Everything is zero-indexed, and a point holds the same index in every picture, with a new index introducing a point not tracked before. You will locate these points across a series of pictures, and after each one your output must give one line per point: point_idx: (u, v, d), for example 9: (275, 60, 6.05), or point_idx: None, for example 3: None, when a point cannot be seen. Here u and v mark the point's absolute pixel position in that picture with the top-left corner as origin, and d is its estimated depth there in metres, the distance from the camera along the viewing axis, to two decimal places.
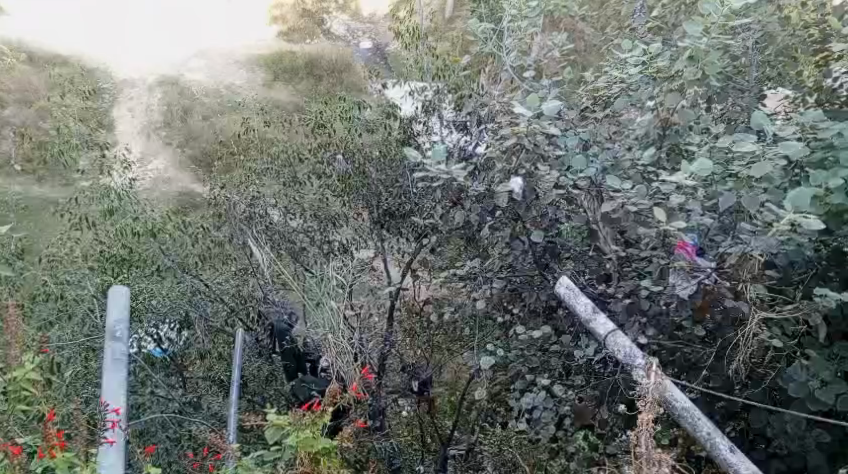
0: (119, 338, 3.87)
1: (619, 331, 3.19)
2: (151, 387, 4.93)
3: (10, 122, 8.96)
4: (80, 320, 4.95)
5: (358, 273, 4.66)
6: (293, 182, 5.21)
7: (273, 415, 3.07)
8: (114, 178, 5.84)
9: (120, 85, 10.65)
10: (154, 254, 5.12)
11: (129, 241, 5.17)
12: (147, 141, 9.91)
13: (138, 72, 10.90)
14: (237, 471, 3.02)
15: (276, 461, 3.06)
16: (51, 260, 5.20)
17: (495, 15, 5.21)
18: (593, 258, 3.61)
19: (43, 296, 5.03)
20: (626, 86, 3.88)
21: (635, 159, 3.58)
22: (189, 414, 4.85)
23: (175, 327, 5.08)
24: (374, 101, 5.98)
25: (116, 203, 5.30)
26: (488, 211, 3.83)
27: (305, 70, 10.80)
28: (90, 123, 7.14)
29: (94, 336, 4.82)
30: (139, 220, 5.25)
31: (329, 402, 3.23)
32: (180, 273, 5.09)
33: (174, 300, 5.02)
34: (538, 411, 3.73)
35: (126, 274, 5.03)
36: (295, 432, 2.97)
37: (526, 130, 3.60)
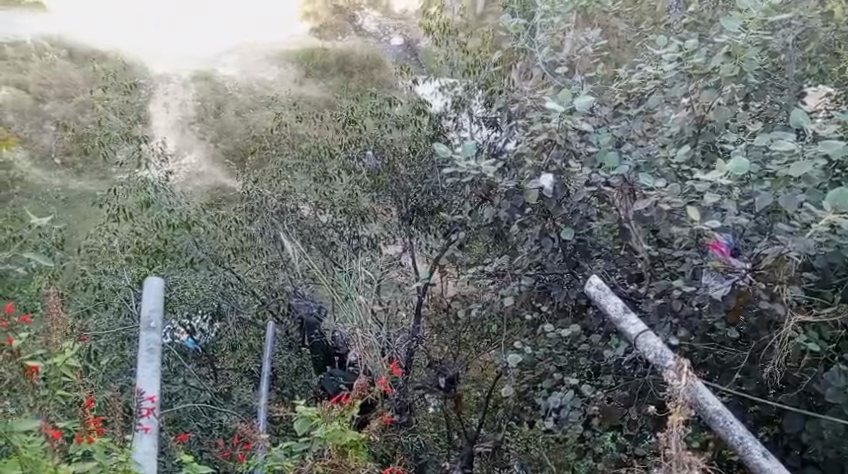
0: (153, 327, 3.65)
1: (650, 331, 3.09)
2: (183, 378, 4.90)
3: (51, 116, 9.67)
4: (115, 310, 4.90)
5: (386, 268, 4.75)
6: (324, 178, 5.20)
7: (302, 405, 2.99)
8: (150, 170, 5.96)
9: (155, 81, 10.78)
10: (187, 247, 5.15)
11: (164, 233, 5.18)
12: (181, 135, 9.92)
13: (170, 69, 11.08)
14: (265, 463, 2.95)
15: (305, 453, 3.00)
16: (90, 252, 5.34)
17: (528, 11, 5.21)
18: (624, 257, 3.59)
19: (81, 286, 5.11)
20: (660, 83, 3.84)
21: (669, 157, 3.52)
22: (220, 405, 4.80)
23: (208, 318, 5.13)
24: (405, 98, 5.99)
25: (152, 196, 5.30)
26: (517, 208, 3.72)
27: (336, 67, 10.82)
28: (128, 117, 7.30)
29: (130, 325, 4.83)
30: (173, 213, 5.27)
31: (358, 394, 3.22)
32: (213, 265, 5.16)
33: (207, 294, 5.05)
34: (566, 411, 3.63)
35: (161, 265, 5.06)
36: (324, 424, 2.91)
37: (558, 126, 3.57)
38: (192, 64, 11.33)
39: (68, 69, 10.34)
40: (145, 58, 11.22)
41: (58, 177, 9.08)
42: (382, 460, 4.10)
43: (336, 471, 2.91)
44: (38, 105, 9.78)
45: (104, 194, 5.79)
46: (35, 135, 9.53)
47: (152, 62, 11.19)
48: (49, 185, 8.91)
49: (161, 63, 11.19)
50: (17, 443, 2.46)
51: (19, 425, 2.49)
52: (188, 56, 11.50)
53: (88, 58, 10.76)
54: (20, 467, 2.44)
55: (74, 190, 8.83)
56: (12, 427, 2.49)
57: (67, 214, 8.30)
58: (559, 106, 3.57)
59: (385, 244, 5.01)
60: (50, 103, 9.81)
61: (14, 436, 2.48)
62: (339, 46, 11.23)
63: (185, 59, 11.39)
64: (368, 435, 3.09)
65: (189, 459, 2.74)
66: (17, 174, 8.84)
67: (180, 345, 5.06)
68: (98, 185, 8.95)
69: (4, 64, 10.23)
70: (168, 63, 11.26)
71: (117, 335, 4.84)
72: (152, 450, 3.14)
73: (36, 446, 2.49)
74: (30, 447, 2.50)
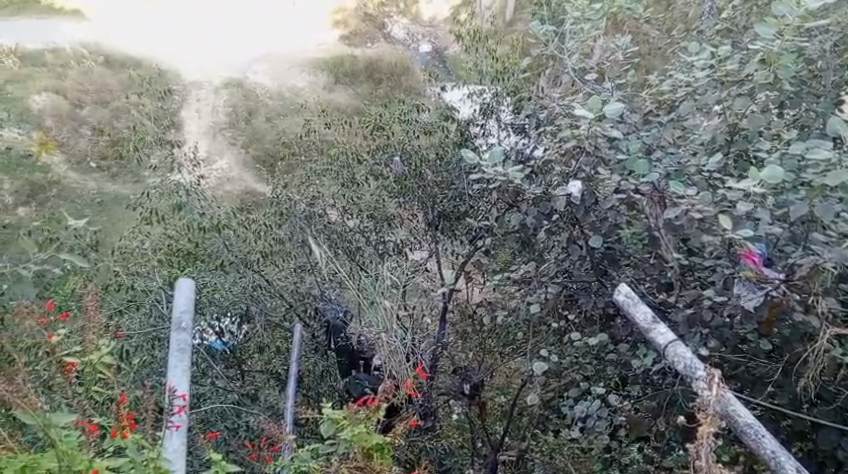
0: (185, 326, 3.60)
1: (680, 340, 3.05)
2: (210, 379, 4.90)
3: (87, 121, 9.79)
4: (147, 312, 4.93)
5: (412, 273, 4.72)
6: (351, 183, 5.29)
7: (329, 407, 3.00)
8: (183, 176, 6.03)
9: (188, 87, 10.90)
10: (218, 250, 5.18)
11: (195, 236, 5.28)
12: (212, 141, 10.00)
13: (203, 75, 11.21)
14: (290, 463, 2.92)
15: (330, 455, 2.99)
16: (123, 254, 5.45)
17: (558, 18, 5.21)
18: (653, 266, 3.53)
19: (115, 287, 5.11)
20: (692, 90, 3.79)
21: (700, 165, 3.48)
22: (247, 407, 4.81)
23: (236, 320, 5.17)
24: (434, 104, 6.00)
25: (184, 199, 5.46)
26: (544, 215, 3.71)
27: (365, 74, 10.82)
28: (163, 123, 7.37)
29: (160, 325, 4.81)
30: (205, 217, 5.39)
31: (384, 396, 3.20)
32: (242, 267, 5.14)
33: (237, 295, 5.07)
34: (592, 420, 3.64)
35: (191, 267, 5.12)
36: (350, 427, 2.90)
37: (587, 133, 3.55)
38: (224, 69, 11.45)
39: (104, 75, 10.48)
40: (178, 64, 11.40)
41: (93, 180, 9.10)
42: (407, 464, 4.07)
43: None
44: (76, 110, 9.93)
45: (137, 199, 5.93)
46: (71, 139, 9.62)
47: (186, 67, 11.37)
48: (84, 188, 8.97)
49: (195, 68, 11.36)
50: (55, 436, 2.42)
51: (56, 419, 2.46)
52: (221, 61, 11.62)
53: (124, 65, 11.01)
54: (58, 460, 2.39)
55: (109, 191, 8.85)
56: (49, 420, 2.46)
57: (102, 217, 8.35)
58: (588, 114, 3.49)
59: (411, 249, 4.97)
60: (86, 108, 9.94)
61: (52, 429, 2.44)
62: (368, 53, 11.24)
63: (217, 64, 11.52)
64: (394, 439, 3.04)
65: (219, 456, 2.71)
66: (54, 177, 8.93)
67: (209, 346, 5.11)
68: (132, 189, 8.94)
69: (46, 71, 10.57)
70: (201, 69, 11.38)
71: (148, 335, 4.83)
72: (180, 449, 3.08)
73: (73, 440, 2.45)
74: (66, 441, 2.46)
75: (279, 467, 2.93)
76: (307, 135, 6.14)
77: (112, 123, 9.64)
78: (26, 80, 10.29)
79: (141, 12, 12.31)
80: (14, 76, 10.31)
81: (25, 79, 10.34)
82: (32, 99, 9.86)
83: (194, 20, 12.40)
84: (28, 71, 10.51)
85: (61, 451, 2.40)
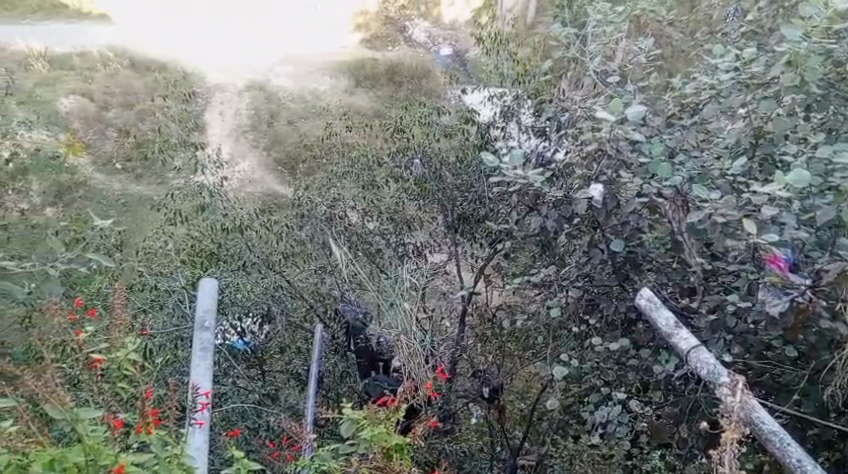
0: (207, 326, 3.65)
1: (703, 346, 3.00)
2: (232, 378, 4.92)
3: (113, 124, 9.85)
4: (170, 311, 4.90)
5: (432, 276, 4.68)
6: (372, 185, 5.31)
7: (349, 408, 2.97)
8: (206, 178, 6.06)
9: (211, 90, 10.95)
10: (240, 251, 5.16)
11: (218, 237, 5.28)
12: (235, 143, 9.99)
13: (228, 78, 11.28)
14: (310, 463, 2.90)
15: (351, 455, 2.97)
16: (147, 254, 5.47)
17: (580, 21, 5.19)
18: (676, 270, 3.53)
19: (139, 286, 5.13)
20: (715, 92, 3.75)
21: (724, 169, 3.45)
22: (268, 406, 4.81)
23: (257, 321, 5.08)
24: (455, 108, 5.99)
25: (208, 200, 5.48)
26: (564, 219, 3.64)
27: (386, 77, 10.81)
28: (186, 124, 7.40)
29: (184, 325, 4.78)
30: (228, 218, 5.40)
31: (404, 397, 3.19)
32: (264, 269, 5.12)
33: (258, 297, 5.00)
34: (613, 426, 3.69)
35: (214, 267, 5.08)
36: (370, 427, 2.87)
37: (608, 135, 3.51)
38: (247, 72, 11.49)
39: (130, 78, 10.56)
40: (202, 67, 11.47)
41: (118, 181, 9.13)
42: (425, 466, 4.05)
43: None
44: (102, 112, 9.99)
45: (163, 201, 5.96)
46: (97, 140, 9.67)
47: (210, 69, 11.43)
48: (110, 189, 9.00)
49: (218, 71, 11.43)
50: (82, 431, 2.42)
51: (83, 413, 2.45)
52: (245, 64, 11.67)
53: (149, 69, 11.01)
54: (84, 454, 2.38)
55: (133, 193, 8.88)
56: (76, 414, 2.45)
57: (128, 218, 8.37)
58: (610, 116, 3.45)
59: (431, 252, 4.97)
60: (112, 110, 10.01)
61: (79, 423, 2.43)
62: (389, 57, 11.24)
63: (241, 67, 11.57)
64: (414, 440, 3.01)
65: (242, 453, 2.69)
66: (80, 178, 8.98)
67: (230, 346, 5.05)
68: (156, 190, 8.95)
69: (74, 74, 10.66)
70: (224, 72, 11.44)
71: (170, 335, 4.78)
72: (202, 445, 3.13)
73: (99, 435, 2.45)
74: (93, 436, 2.45)
75: (299, 467, 2.90)
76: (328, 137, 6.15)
77: (138, 125, 9.68)
78: (54, 82, 10.38)
79: (166, 16, 12.39)
80: (42, 79, 10.40)
81: (53, 82, 10.42)
82: (59, 102, 9.94)
83: (218, 23, 12.47)
84: (56, 74, 10.60)
85: (87, 445, 2.39)
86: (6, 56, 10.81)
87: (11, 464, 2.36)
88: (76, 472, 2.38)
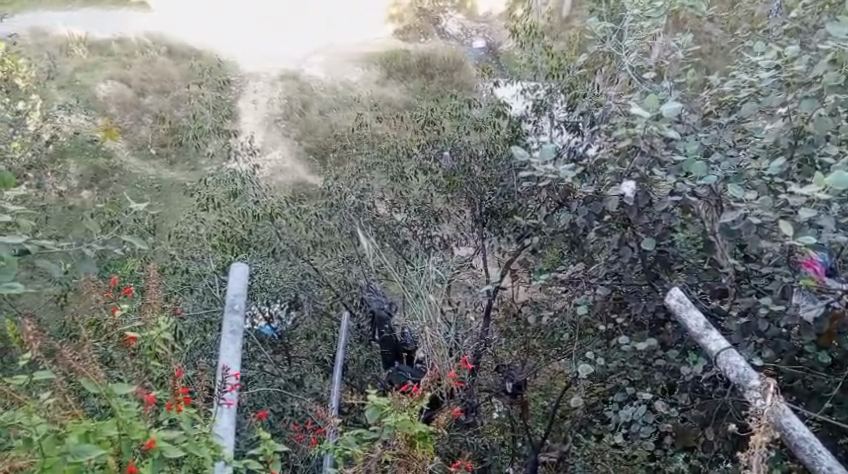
0: (237, 309, 3.61)
1: (733, 348, 2.94)
2: (259, 363, 4.86)
3: (149, 110, 9.92)
4: (200, 295, 4.92)
5: (457, 269, 4.64)
6: (400, 177, 5.29)
7: (374, 394, 2.93)
8: (238, 167, 6.08)
9: (245, 79, 11.00)
10: (270, 236, 5.12)
11: (250, 224, 5.19)
12: (267, 132, 9.99)
13: (262, 67, 11.30)
14: (333, 448, 2.88)
15: (374, 442, 2.94)
16: (179, 238, 5.50)
17: (616, 15, 5.12)
18: (706, 271, 3.48)
19: (171, 269, 5.16)
20: (755, 90, 3.66)
21: (761, 169, 3.38)
22: (293, 392, 4.74)
23: (286, 306, 5.07)
24: (487, 100, 5.94)
25: (240, 187, 5.42)
26: (595, 215, 3.58)
27: (418, 69, 10.71)
28: (220, 113, 7.43)
29: (214, 308, 4.80)
30: (259, 205, 5.31)
31: (428, 386, 3.17)
32: (294, 256, 5.08)
33: (286, 282, 5.00)
34: (637, 426, 3.61)
35: (244, 253, 5.04)
36: (394, 414, 2.83)
37: (643, 132, 3.44)
38: (281, 61, 11.50)
39: (167, 65, 10.66)
40: (237, 56, 11.51)
41: (152, 167, 9.19)
42: (447, 457, 4.02)
43: (403, 462, 2.83)
44: (138, 98, 10.06)
45: (195, 186, 5.98)
46: (134, 126, 9.74)
47: (245, 58, 11.46)
48: (144, 174, 9.04)
49: (253, 60, 11.45)
50: (116, 405, 2.42)
51: (117, 389, 2.46)
52: (279, 54, 11.67)
53: (186, 56, 11.12)
54: (117, 429, 2.38)
55: (167, 179, 8.95)
56: (111, 389, 2.46)
57: (160, 203, 8.40)
58: (645, 112, 3.41)
59: (458, 245, 5.00)
60: (149, 97, 10.08)
61: (112, 398, 2.44)
62: (421, 48, 11.17)
63: (275, 57, 11.58)
64: (437, 430, 2.99)
65: (269, 437, 2.69)
66: (115, 162, 9.04)
67: (258, 331, 5.00)
68: (188, 176, 9.01)
69: (112, 61, 10.77)
70: (258, 61, 11.46)
71: (200, 318, 4.79)
72: (229, 428, 3.08)
73: (132, 410, 2.44)
74: (126, 411, 2.44)
75: (322, 450, 2.90)
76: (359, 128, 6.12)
77: (173, 112, 9.73)
78: (95, 69, 10.49)
79: (203, 7, 12.47)
80: (82, 65, 10.51)
81: (93, 68, 10.53)
82: (97, 87, 10.03)
83: (254, 14, 12.51)
84: (96, 60, 10.71)
85: (120, 420, 2.39)
86: (47, 43, 10.98)
87: (49, 434, 2.35)
88: (109, 446, 2.38)
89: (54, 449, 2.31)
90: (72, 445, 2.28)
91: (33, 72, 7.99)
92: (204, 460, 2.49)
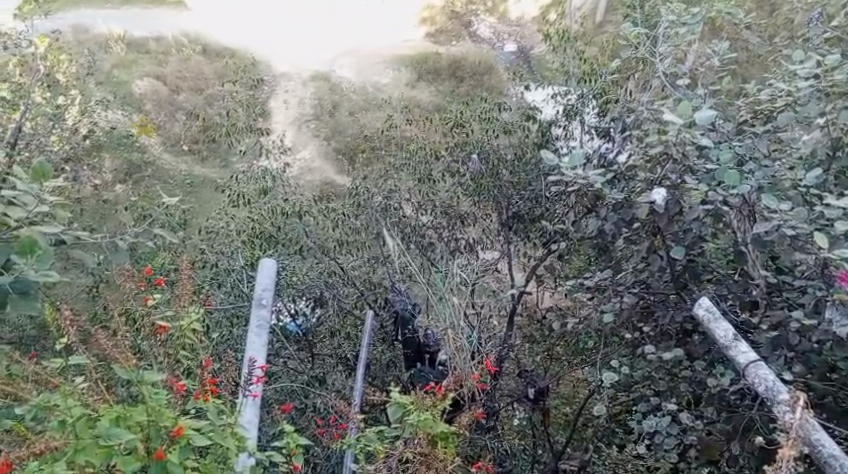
0: (265, 303, 3.59)
1: (763, 361, 2.88)
2: (283, 359, 4.78)
3: (182, 106, 9.97)
4: (227, 290, 4.92)
5: (482, 273, 4.58)
6: (428, 179, 5.26)
7: (396, 391, 2.91)
8: (268, 165, 6.09)
9: (278, 78, 11.07)
10: (298, 235, 5.13)
11: (278, 220, 5.26)
12: (297, 132, 10.03)
13: (295, 67, 11.34)
14: (354, 444, 2.86)
15: (396, 440, 2.91)
16: (209, 233, 5.49)
17: (651, 21, 5.06)
18: (736, 283, 3.42)
19: (201, 263, 5.18)
20: (792, 100, 3.57)
21: (796, 180, 3.32)
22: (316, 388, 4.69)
23: (310, 302, 5.00)
24: (517, 104, 5.90)
25: (271, 184, 5.51)
26: (624, 222, 3.54)
27: (448, 72, 10.60)
28: (252, 111, 7.45)
29: (241, 303, 4.80)
30: (288, 204, 5.36)
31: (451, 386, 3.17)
32: (319, 254, 5.06)
33: (311, 278, 4.95)
34: (660, 437, 3.50)
35: (272, 249, 5.09)
36: (416, 412, 2.80)
37: (675, 138, 3.42)
38: (314, 62, 11.53)
39: (202, 63, 10.73)
40: (270, 56, 11.56)
41: (184, 163, 9.26)
42: (468, 458, 3.98)
43: (424, 461, 2.80)
44: (173, 95, 10.13)
45: (226, 182, 6.00)
46: (167, 123, 9.81)
47: (278, 59, 11.52)
48: (176, 170, 9.12)
49: (286, 61, 11.50)
50: (146, 392, 2.41)
51: (148, 376, 2.46)
52: (311, 54, 11.71)
53: (221, 55, 11.20)
54: (146, 414, 2.37)
55: (199, 175, 9.07)
56: (142, 376, 2.46)
57: (192, 199, 8.46)
58: (678, 119, 3.39)
59: (485, 249, 4.90)
60: (183, 94, 10.13)
61: (143, 385, 2.43)
62: (453, 51, 11.11)
63: (308, 58, 11.61)
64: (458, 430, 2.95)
65: (293, 429, 2.68)
66: (149, 157, 9.11)
67: (283, 328, 4.89)
68: (220, 173, 9.08)
69: (149, 58, 10.86)
70: (291, 61, 11.50)
71: (228, 312, 4.80)
72: (253, 420, 3.05)
73: (162, 397, 2.43)
74: (156, 398, 2.43)
75: (344, 445, 2.89)
76: (388, 130, 6.04)
77: (207, 109, 9.78)
78: (131, 65, 10.60)
79: (239, 8, 12.53)
80: (119, 61, 10.61)
81: (130, 64, 10.63)
82: (134, 83, 10.11)
83: (288, 14, 12.57)
84: (133, 57, 10.80)
85: (150, 406, 2.38)
86: (87, 40, 11.14)
87: (82, 416, 2.36)
88: (139, 431, 2.37)
89: (87, 432, 2.33)
90: (104, 429, 2.30)
91: (72, 67, 8.06)
92: (229, 451, 2.48)
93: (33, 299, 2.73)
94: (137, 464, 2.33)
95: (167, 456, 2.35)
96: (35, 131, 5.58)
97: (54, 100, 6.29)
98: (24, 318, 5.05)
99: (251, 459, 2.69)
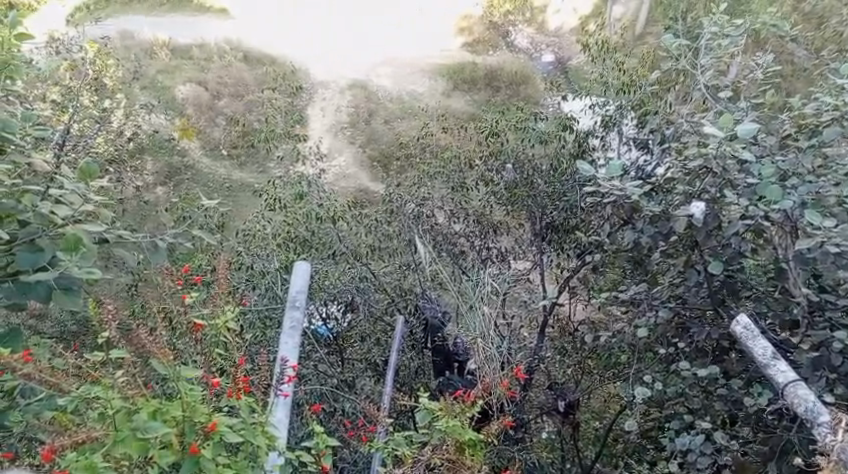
0: (298, 305, 3.57)
1: (802, 381, 2.79)
2: (313, 361, 4.71)
3: (222, 112, 10.02)
4: (261, 293, 4.89)
5: (513, 282, 4.56)
6: (461, 187, 5.24)
7: (425, 396, 2.86)
8: (305, 171, 6.10)
9: (315, 86, 11.11)
10: (331, 240, 5.14)
11: (312, 225, 5.26)
12: (334, 139, 10.09)
13: (332, 76, 11.36)
14: (382, 449, 2.82)
15: (424, 447, 2.86)
16: (246, 237, 5.49)
17: (693, 33, 4.97)
18: (777, 300, 3.37)
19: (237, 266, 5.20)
20: (840, 114, 3.42)
21: (841, 196, 3.22)
22: (345, 393, 4.66)
23: (342, 307, 4.92)
24: (555, 114, 5.85)
25: (306, 190, 5.55)
26: (662, 235, 3.47)
27: (484, 81, 10.58)
28: (290, 118, 7.49)
29: (274, 306, 4.79)
30: (323, 209, 5.38)
31: (481, 394, 3.11)
32: (353, 260, 5.03)
33: (344, 284, 4.92)
34: (693, 455, 3.34)
35: (306, 254, 5.10)
36: (445, 419, 2.75)
37: (716, 152, 3.33)
38: (351, 70, 11.53)
39: (242, 69, 10.79)
40: (308, 64, 11.61)
41: (223, 167, 9.35)
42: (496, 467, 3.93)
43: (451, 467, 2.74)
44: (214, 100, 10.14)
45: (263, 187, 6.01)
46: (208, 127, 9.89)
47: (315, 67, 11.56)
48: (215, 174, 9.21)
49: (323, 69, 11.54)
50: (182, 387, 2.39)
51: (185, 372, 2.44)
52: (348, 62, 11.71)
53: (261, 62, 11.31)
54: (181, 409, 2.35)
55: (236, 179, 9.15)
56: (179, 373, 2.44)
57: (229, 203, 8.53)
58: (719, 131, 3.31)
59: (516, 258, 4.95)
60: (223, 100, 10.11)
61: (180, 380, 2.41)
62: (490, 60, 11.04)
63: (344, 66, 11.60)
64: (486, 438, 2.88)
65: (322, 430, 2.67)
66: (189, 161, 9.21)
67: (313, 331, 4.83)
68: (257, 178, 9.15)
69: (191, 65, 11.00)
70: (328, 70, 11.50)
71: (260, 314, 4.79)
72: (284, 420, 3.05)
73: (197, 394, 2.41)
74: (191, 394, 2.41)
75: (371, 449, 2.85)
76: (425, 138, 5.92)
77: (245, 115, 9.81)
78: (174, 71, 10.71)
79: (276, 13, 12.65)
80: (163, 67, 10.74)
81: (173, 70, 10.76)
82: (176, 88, 10.16)
83: (328, 22, 12.62)
84: (175, 64, 10.96)
85: (184, 401, 2.36)
86: (133, 45, 11.32)
87: (121, 409, 2.37)
88: (174, 426, 2.35)
89: (125, 423, 2.34)
90: (141, 422, 2.30)
91: (117, 71, 8.19)
92: (260, 449, 2.45)
93: (75, 295, 2.74)
94: (172, 458, 2.31)
95: (202, 451, 2.32)
96: (81, 133, 5.64)
97: (100, 103, 6.37)
98: (63, 313, 5.09)
99: (281, 459, 2.67)
